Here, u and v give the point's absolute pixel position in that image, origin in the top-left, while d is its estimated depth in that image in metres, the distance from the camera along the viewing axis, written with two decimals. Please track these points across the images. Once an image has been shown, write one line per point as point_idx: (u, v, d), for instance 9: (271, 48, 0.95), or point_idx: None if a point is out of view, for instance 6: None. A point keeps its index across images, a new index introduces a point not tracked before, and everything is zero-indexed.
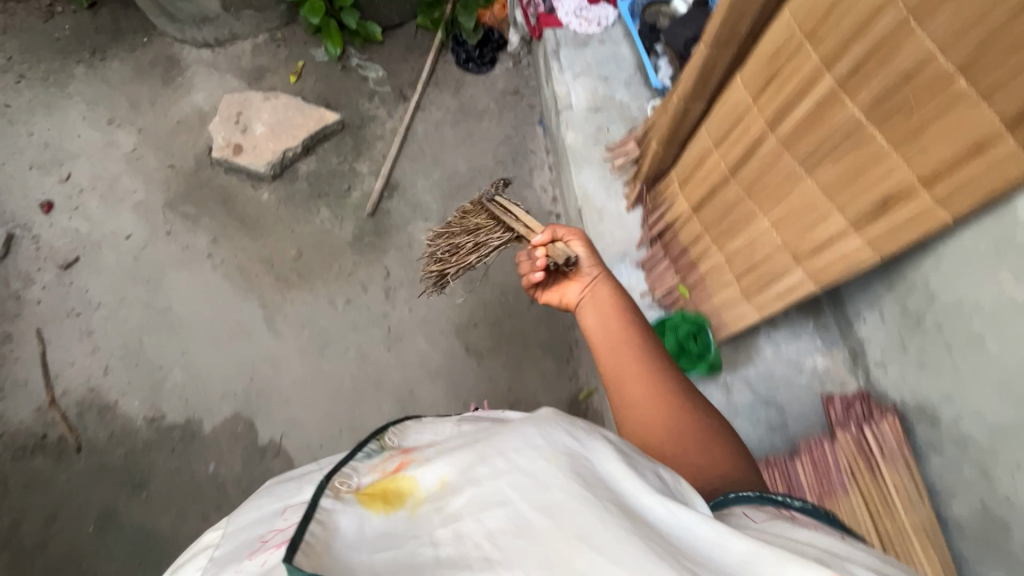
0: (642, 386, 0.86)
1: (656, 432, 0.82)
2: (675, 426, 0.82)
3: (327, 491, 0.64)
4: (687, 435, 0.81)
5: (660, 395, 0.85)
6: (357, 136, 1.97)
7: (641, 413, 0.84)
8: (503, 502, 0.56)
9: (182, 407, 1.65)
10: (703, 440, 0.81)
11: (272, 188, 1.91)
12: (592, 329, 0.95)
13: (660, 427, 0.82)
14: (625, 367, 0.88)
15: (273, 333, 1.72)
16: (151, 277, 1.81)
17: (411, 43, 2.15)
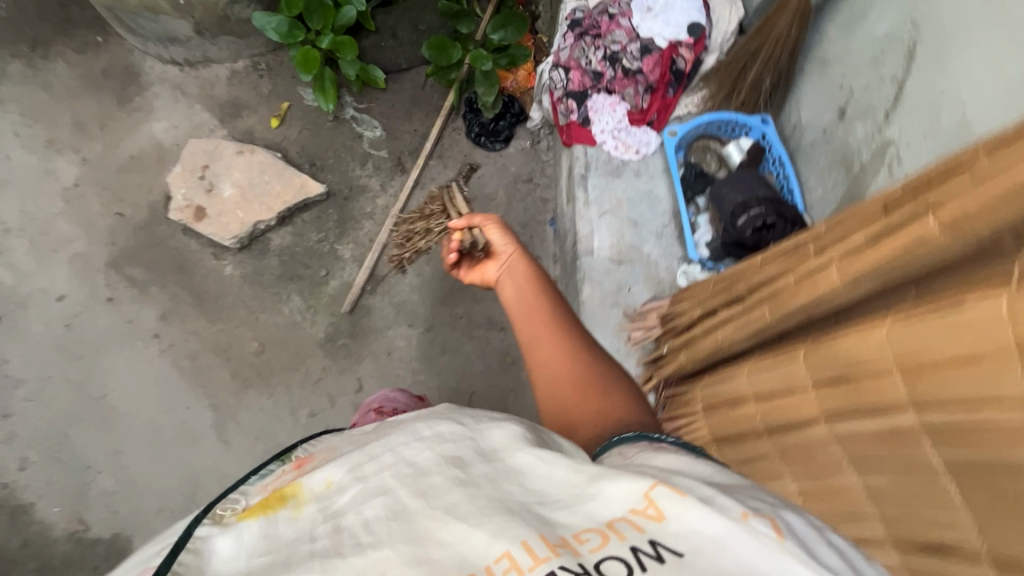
0: (553, 357, 0.82)
1: (575, 410, 0.78)
2: (584, 386, 0.79)
3: (201, 522, 0.50)
4: (598, 393, 0.79)
5: (568, 368, 0.81)
6: (342, 209, 1.72)
7: (548, 388, 0.81)
8: (384, 489, 0.49)
9: (109, 519, 1.46)
10: (610, 396, 0.79)
11: (237, 261, 1.66)
12: (507, 302, 0.90)
13: (584, 401, 0.78)
14: (531, 327, 0.85)
15: (222, 441, 1.53)
16: (84, 352, 1.57)
17: (417, 96, 1.86)
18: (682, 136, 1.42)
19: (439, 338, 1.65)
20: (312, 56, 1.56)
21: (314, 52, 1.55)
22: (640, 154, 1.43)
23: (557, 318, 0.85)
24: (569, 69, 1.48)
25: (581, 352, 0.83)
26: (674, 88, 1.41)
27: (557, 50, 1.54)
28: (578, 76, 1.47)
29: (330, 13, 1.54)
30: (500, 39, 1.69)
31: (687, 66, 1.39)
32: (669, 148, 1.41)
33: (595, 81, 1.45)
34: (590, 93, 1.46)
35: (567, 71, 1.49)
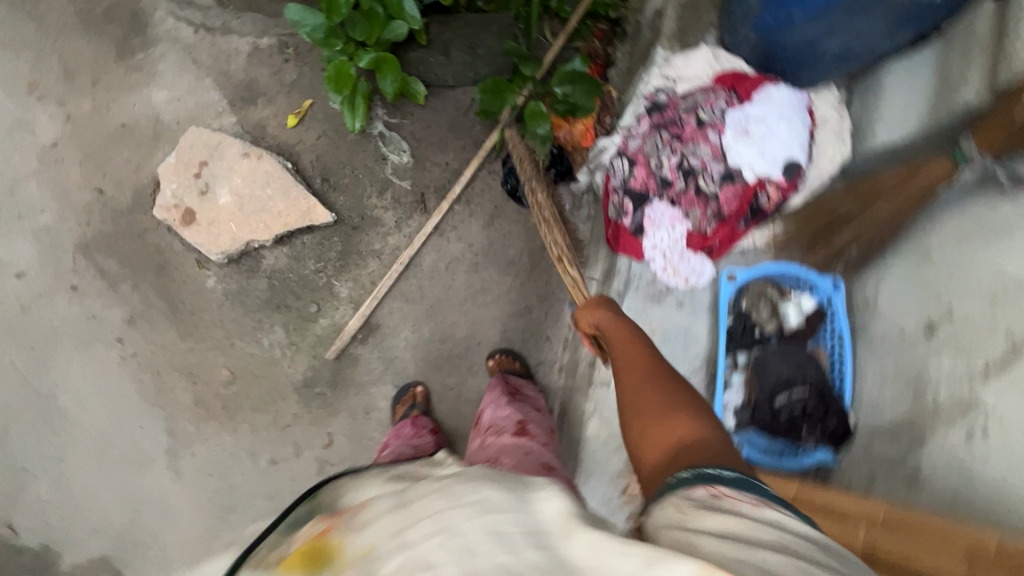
0: (637, 352, 0.87)
1: (661, 434, 0.70)
2: (666, 411, 0.73)
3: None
4: (678, 420, 0.71)
5: (663, 395, 0.76)
6: (348, 240, 1.53)
7: (639, 410, 0.75)
8: (429, 565, 0.46)
9: (40, 529, 1.38)
10: (691, 419, 0.71)
11: (221, 275, 1.49)
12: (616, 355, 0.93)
13: (669, 425, 0.70)
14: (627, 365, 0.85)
15: (171, 472, 1.42)
16: (37, 343, 1.43)
17: (458, 122, 1.64)
18: (741, 281, 1.25)
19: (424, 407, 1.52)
20: (346, 72, 1.34)
21: (348, 68, 1.33)
22: (689, 285, 1.27)
23: (656, 360, 0.84)
24: (635, 162, 1.28)
25: (680, 389, 0.77)
26: (747, 223, 1.23)
27: (627, 132, 1.33)
28: (643, 173, 1.27)
29: (376, 25, 1.31)
30: (563, 95, 1.45)
31: (769, 206, 1.21)
32: (724, 292, 1.25)
33: (662, 187, 1.25)
34: (651, 197, 1.27)
35: (633, 162, 1.29)
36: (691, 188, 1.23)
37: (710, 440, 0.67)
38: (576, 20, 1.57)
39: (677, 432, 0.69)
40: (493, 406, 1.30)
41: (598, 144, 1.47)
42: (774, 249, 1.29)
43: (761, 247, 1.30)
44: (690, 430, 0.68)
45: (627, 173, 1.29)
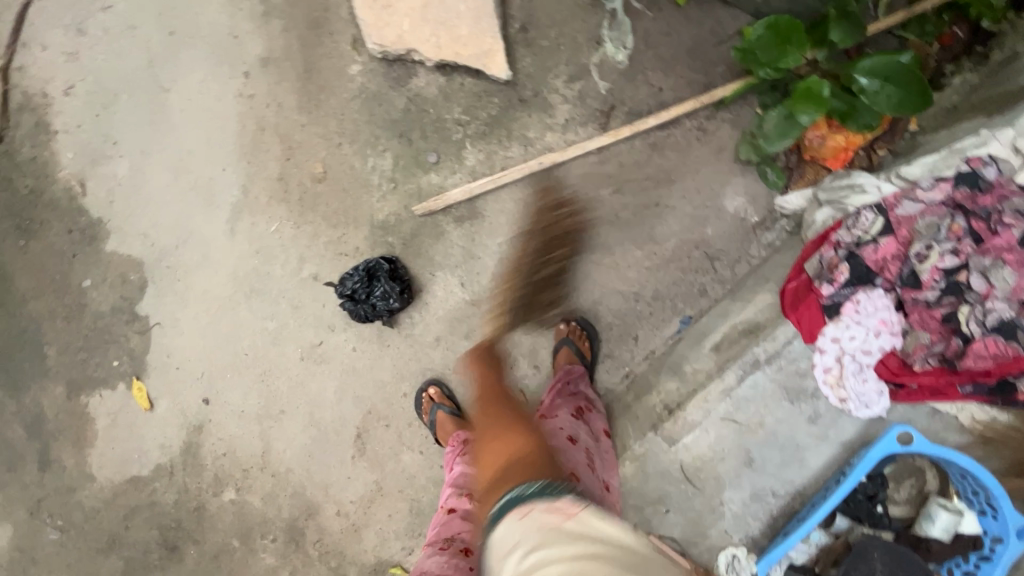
0: (486, 379, 1.09)
1: (499, 446, 0.85)
2: (506, 454, 0.83)
3: None
4: (506, 441, 0.85)
5: (505, 417, 0.91)
6: (506, 109, 1.29)
7: (493, 445, 0.86)
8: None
9: (105, 204, 1.39)
10: (518, 437, 0.85)
11: (367, 67, 1.30)
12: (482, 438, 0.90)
13: (500, 445, 0.85)
14: (501, 411, 0.93)
15: (228, 227, 1.37)
16: (176, 32, 1.33)
17: (701, 50, 1.28)
18: (912, 451, 0.93)
19: (471, 321, 1.36)
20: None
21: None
22: (843, 407, 0.96)
23: (505, 400, 0.95)
24: (891, 232, 0.93)
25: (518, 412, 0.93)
26: (973, 391, 0.89)
27: (909, 188, 0.96)
28: (891, 251, 0.93)
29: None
30: (862, 90, 1.04)
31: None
32: (882, 448, 0.92)
33: (902, 283, 0.92)
34: (876, 283, 0.94)
35: (889, 230, 0.94)
36: (939, 306, 0.89)
37: (527, 451, 0.83)
38: (930, 6, 1.16)
39: (520, 467, 0.79)
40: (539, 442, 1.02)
41: (853, 178, 1.08)
42: (974, 437, 0.94)
43: (960, 426, 0.95)
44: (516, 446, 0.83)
45: (868, 237, 0.95)
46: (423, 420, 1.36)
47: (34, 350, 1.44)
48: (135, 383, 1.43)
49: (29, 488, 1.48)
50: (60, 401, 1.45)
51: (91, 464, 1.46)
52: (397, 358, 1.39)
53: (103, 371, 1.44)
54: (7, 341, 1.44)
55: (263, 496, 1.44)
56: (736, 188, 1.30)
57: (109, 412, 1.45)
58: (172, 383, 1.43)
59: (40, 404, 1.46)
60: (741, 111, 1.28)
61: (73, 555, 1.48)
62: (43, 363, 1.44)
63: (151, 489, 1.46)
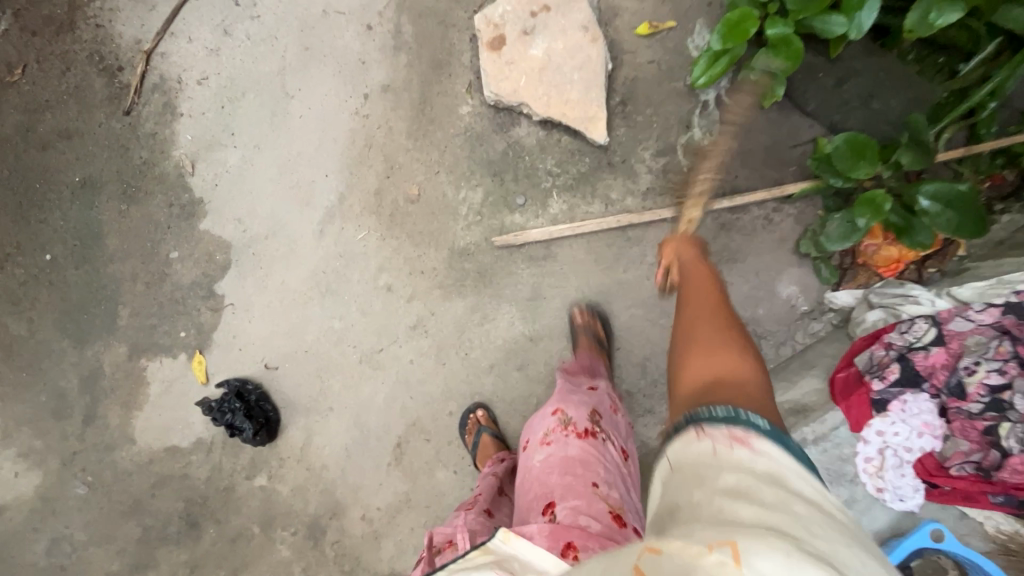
0: (701, 291, 0.79)
1: (709, 362, 0.64)
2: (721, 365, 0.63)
3: None
4: (730, 358, 0.64)
5: (724, 328, 0.69)
6: (595, 168, 1.42)
7: (696, 359, 0.65)
8: None
9: (209, 186, 1.49)
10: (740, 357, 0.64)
11: (476, 110, 1.44)
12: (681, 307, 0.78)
13: (717, 356, 0.64)
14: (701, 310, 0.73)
15: (318, 227, 1.47)
16: (311, 48, 1.47)
17: (777, 149, 1.43)
18: (940, 548, 1.04)
19: (526, 354, 1.45)
20: (744, 28, 1.17)
21: (752, 23, 1.15)
22: (879, 496, 1.04)
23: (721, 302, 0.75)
24: (942, 342, 1.03)
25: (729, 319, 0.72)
26: (1004, 501, 0.97)
27: (963, 306, 1.06)
28: (940, 360, 1.02)
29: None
30: (924, 212, 1.16)
31: None
32: (914, 539, 1.04)
33: (948, 391, 1.01)
34: (923, 386, 1.03)
35: (940, 341, 1.03)
36: (983, 418, 0.97)
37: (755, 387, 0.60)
38: (985, 149, 1.31)
39: (728, 392, 0.58)
40: (559, 445, 0.99)
41: (909, 290, 1.18)
42: (996, 547, 1.02)
43: (983, 533, 1.03)
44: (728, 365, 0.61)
45: (920, 344, 1.05)
46: (465, 441, 1.42)
47: (107, 308, 1.51)
48: (196, 356, 1.49)
49: (69, 440, 1.51)
50: (120, 361, 1.51)
51: (135, 426, 1.50)
52: (449, 376, 1.46)
53: (168, 339, 1.50)
54: (85, 296, 1.51)
55: (293, 487, 1.48)
56: (791, 276, 1.41)
57: (164, 379, 1.50)
58: (232, 362, 1.49)
59: (100, 360, 1.51)
60: (805, 209, 1.41)
61: (95, 513, 1.50)
62: (113, 321, 1.51)
63: (186, 461, 1.50)
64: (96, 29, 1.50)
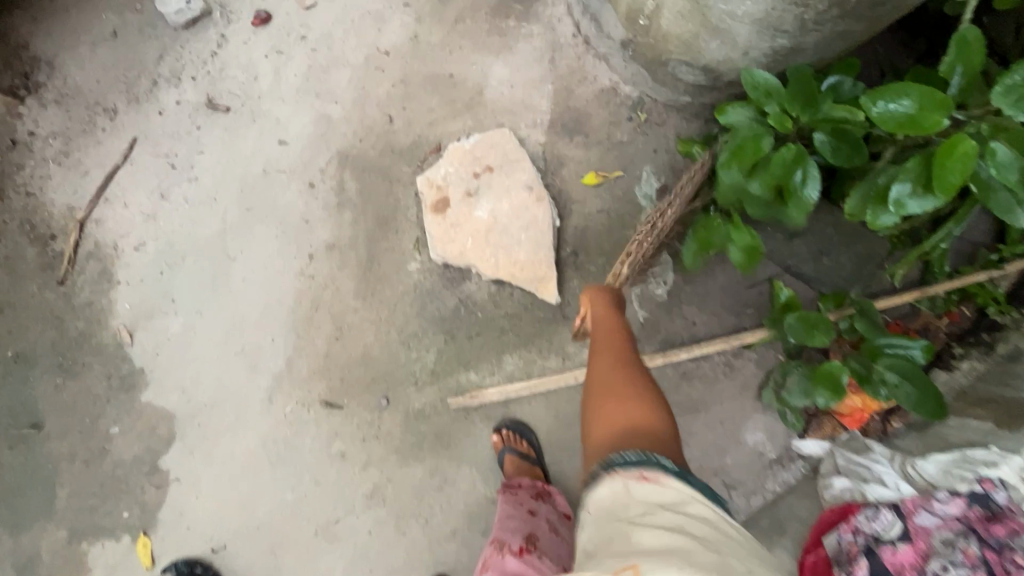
0: (601, 359, 0.97)
1: (626, 410, 0.84)
2: (645, 403, 0.85)
3: None
4: (652, 410, 0.84)
5: (622, 373, 0.92)
6: (550, 322, 1.38)
7: (615, 409, 0.84)
8: None
9: (150, 355, 1.43)
10: (646, 407, 0.83)
11: (425, 266, 1.40)
12: (598, 371, 0.95)
13: (628, 401, 0.85)
14: (612, 379, 0.91)
15: (267, 394, 1.41)
16: (253, 208, 1.43)
17: (733, 291, 1.40)
18: None
19: (490, 518, 1.38)
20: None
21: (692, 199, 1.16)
22: None
23: (623, 323, 1.05)
24: (909, 539, 0.96)
25: (626, 356, 0.96)
26: None
27: (927, 495, 1.04)
28: (909, 559, 0.94)
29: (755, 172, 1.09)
30: (883, 381, 1.14)
31: None
32: None
33: None
34: None
35: (907, 537, 0.97)
36: None
37: (654, 424, 0.81)
38: (940, 291, 1.28)
39: (637, 433, 0.79)
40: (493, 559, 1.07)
41: (874, 463, 1.18)
42: None
43: None
44: (635, 408, 0.83)
45: (887, 538, 0.99)
46: None
47: (44, 490, 1.42)
48: (140, 539, 1.40)
49: None
50: (58, 547, 1.41)
51: None
52: (410, 546, 1.38)
53: (109, 520, 1.41)
54: (19, 478, 1.42)
55: None
56: (756, 424, 1.37)
57: (106, 564, 1.40)
58: (179, 542, 1.40)
59: (35, 547, 1.41)
60: (766, 353, 1.37)
61: None
62: (50, 503, 1.42)
63: None
64: (27, 197, 1.45)
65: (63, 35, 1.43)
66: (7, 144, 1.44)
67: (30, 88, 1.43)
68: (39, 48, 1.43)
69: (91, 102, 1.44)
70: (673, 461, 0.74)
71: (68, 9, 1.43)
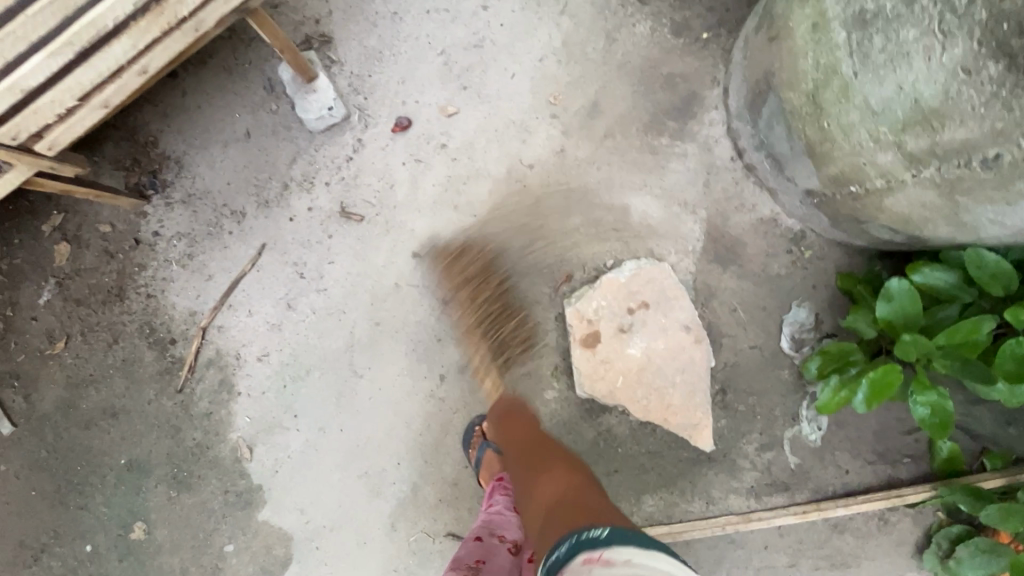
0: (523, 423, 1.24)
1: (550, 486, 1.05)
2: (575, 488, 1.03)
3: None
4: (591, 496, 0.99)
5: (543, 460, 1.14)
6: (694, 463, 1.30)
7: (570, 502, 0.97)
8: None
9: (268, 471, 1.37)
10: (597, 494, 1.00)
11: (563, 395, 1.33)
12: (542, 492, 1.04)
13: (551, 484, 1.06)
14: (545, 461, 1.13)
15: (389, 520, 1.35)
16: (382, 323, 1.37)
17: (890, 438, 1.31)
18: None
19: None
20: (886, 385, 1.07)
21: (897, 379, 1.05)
22: None
23: (546, 444, 1.18)
24: None
25: (567, 465, 1.13)
26: None
27: None
28: None
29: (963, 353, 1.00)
30: None
31: None
32: None
33: None
34: None
35: None
36: None
37: (597, 508, 0.95)
38: None
39: (573, 514, 0.93)
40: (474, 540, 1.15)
41: None
42: None
43: None
44: (555, 491, 1.02)
45: None
46: None
47: None
48: None
49: None
50: None
51: None
52: None
53: None
54: None
55: None
56: None
57: None
58: None
59: None
60: (925, 508, 1.29)
61: None
62: None
63: None
64: (147, 299, 1.39)
65: (194, 134, 1.37)
66: (130, 244, 1.39)
67: (156, 187, 1.38)
68: (168, 145, 1.37)
69: (218, 204, 1.38)
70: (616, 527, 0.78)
71: (200, 106, 1.37)
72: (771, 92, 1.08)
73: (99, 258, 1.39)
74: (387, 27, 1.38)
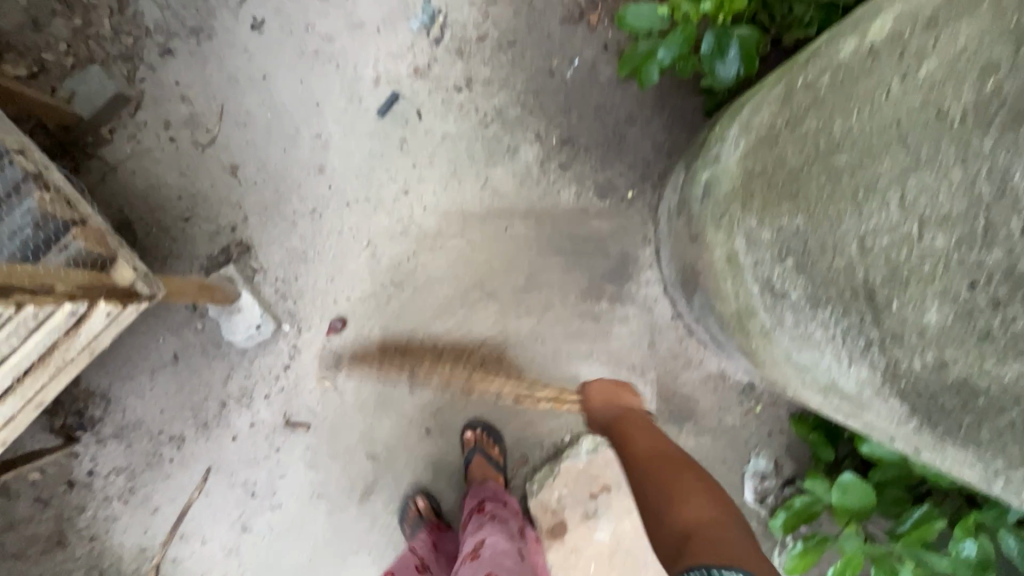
0: (649, 443, 1.02)
1: (698, 507, 0.83)
2: (719, 519, 0.80)
3: None
4: (731, 528, 0.79)
5: (670, 457, 0.97)
6: None
7: (690, 501, 0.85)
8: None
9: None
10: (710, 509, 0.83)
11: None
12: (689, 508, 0.83)
13: (696, 502, 0.84)
14: (678, 474, 0.92)
15: None
16: (344, 530, 1.32)
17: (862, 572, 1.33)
18: None
19: None
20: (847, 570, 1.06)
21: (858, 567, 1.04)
22: None
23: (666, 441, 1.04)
24: None
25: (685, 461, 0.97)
26: None
27: None
28: None
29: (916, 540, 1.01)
30: None
31: None
32: None
33: None
34: None
35: None
36: None
37: (724, 537, 0.76)
38: None
39: (700, 547, 0.75)
40: None
41: None
42: None
43: None
44: (715, 526, 0.78)
45: None
46: None
47: None
48: None
49: None
50: None
51: None
52: None
53: None
54: None
55: None
56: None
57: None
58: None
59: None
60: None
61: None
62: None
63: None
64: (91, 542, 1.31)
65: (119, 364, 1.30)
66: (64, 487, 1.31)
67: (85, 425, 1.30)
68: (92, 380, 1.30)
69: (154, 433, 1.31)
70: (735, 563, 0.69)
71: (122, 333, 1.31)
72: (698, 286, 1.09)
73: (32, 508, 1.31)
74: (308, 226, 1.33)
